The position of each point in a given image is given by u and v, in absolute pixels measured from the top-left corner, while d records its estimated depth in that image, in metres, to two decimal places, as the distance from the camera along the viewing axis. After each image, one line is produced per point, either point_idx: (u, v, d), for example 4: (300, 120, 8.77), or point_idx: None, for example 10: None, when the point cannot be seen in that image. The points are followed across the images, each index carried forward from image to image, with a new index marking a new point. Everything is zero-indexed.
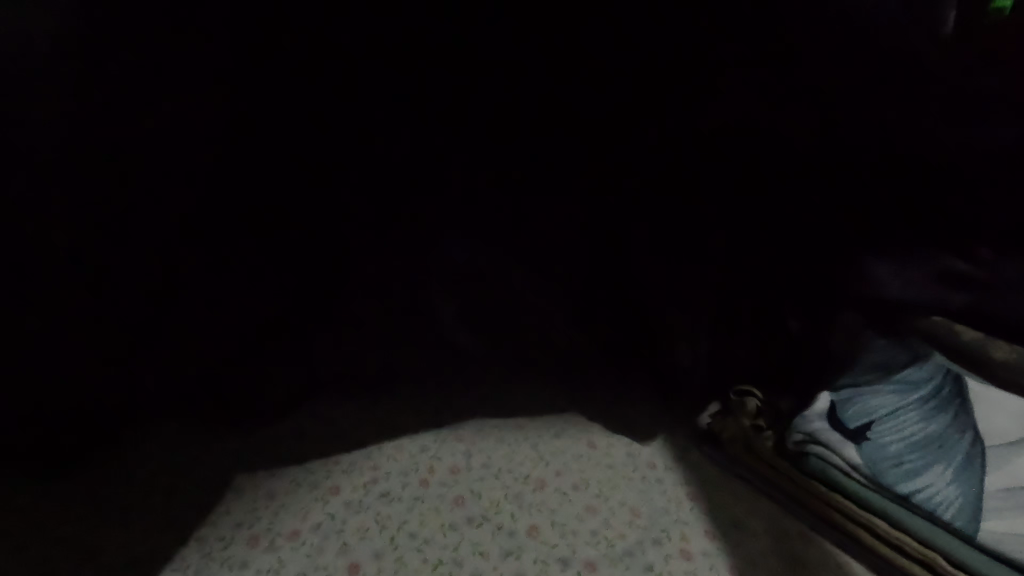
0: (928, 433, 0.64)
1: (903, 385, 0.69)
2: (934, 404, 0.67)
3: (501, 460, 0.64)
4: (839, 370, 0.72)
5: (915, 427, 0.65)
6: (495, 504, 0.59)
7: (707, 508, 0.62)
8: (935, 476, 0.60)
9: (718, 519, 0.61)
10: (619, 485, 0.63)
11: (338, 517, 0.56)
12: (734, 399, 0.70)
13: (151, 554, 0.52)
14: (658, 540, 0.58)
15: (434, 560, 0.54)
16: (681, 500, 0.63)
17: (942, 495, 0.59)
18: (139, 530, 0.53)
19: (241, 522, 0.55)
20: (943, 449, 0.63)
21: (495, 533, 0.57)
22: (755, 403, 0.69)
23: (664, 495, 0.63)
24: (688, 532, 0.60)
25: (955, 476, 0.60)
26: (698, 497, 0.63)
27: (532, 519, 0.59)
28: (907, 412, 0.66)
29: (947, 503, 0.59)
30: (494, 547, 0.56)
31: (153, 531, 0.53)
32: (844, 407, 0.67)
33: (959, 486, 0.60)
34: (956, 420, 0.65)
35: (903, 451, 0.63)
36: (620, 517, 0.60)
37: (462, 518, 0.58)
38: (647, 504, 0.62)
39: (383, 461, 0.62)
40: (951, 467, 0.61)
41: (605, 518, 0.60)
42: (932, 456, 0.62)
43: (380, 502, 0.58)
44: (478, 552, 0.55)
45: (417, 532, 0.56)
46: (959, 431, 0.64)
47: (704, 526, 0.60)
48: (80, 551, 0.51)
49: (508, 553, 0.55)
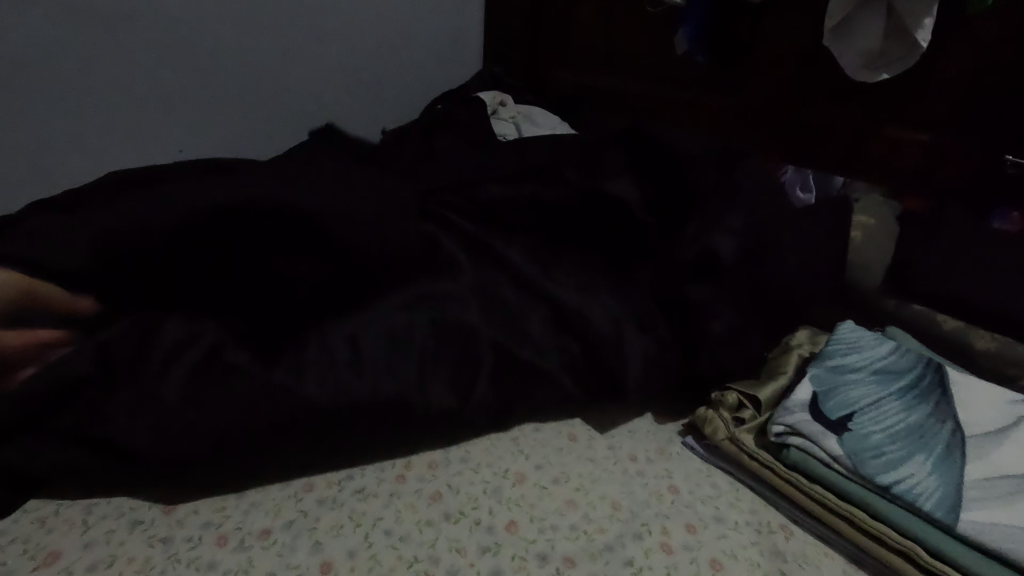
0: (910, 423, 0.64)
1: (884, 374, 0.69)
2: (915, 394, 0.67)
3: (481, 459, 0.63)
4: (820, 359, 0.71)
5: (896, 418, 0.64)
6: (473, 501, 0.58)
7: (689, 501, 0.62)
8: (917, 466, 0.60)
9: (699, 513, 0.61)
10: (600, 479, 0.63)
11: (311, 518, 0.55)
12: (715, 394, 0.70)
13: (115, 558, 0.50)
14: (638, 535, 0.58)
15: (410, 558, 0.52)
16: (663, 493, 0.62)
17: (924, 484, 0.59)
18: (106, 537, 0.51)
19: (208, 525, 0.53)
20: (924, 439, 0.62)
21: (473, 529, 0.56)
22: (737, 394, 0.69)
23: (646, 488, 0.63)
24: (669, 525, 0.59)
25: (937, 466, 0.60)
26: (680, 489, 0.63)
27: (511, 515, 0.57)
28: (888, 402, 0.66)
29: (929, 492, 0.58)
30: (472, 544, 0.54)
31: (119, 533, 0.51)
32: (826, 397, 0.66)
33: (940, 476, 0.59)
34: (937, 409, 0.65)
35: (884, 442, 0.62)
36: (600, 511, 0.59)
37: (440, 515, 0.57)
38: (628, 497, 0.61)
39: (358, 465, 0.60)
40: (932, 458, 0.61)
41: (586, 513, 0.59)
42: (914, 447, 0.62)
43: (355, 499, 0.57)
44: (455, 548, 0.54)
45: (393, 530, 0.55)
46: (940, 421, 0.64)
47: (685, 520, 0.60)
48: (39, 555, 0.49)
49: (486, 549, 0.54)
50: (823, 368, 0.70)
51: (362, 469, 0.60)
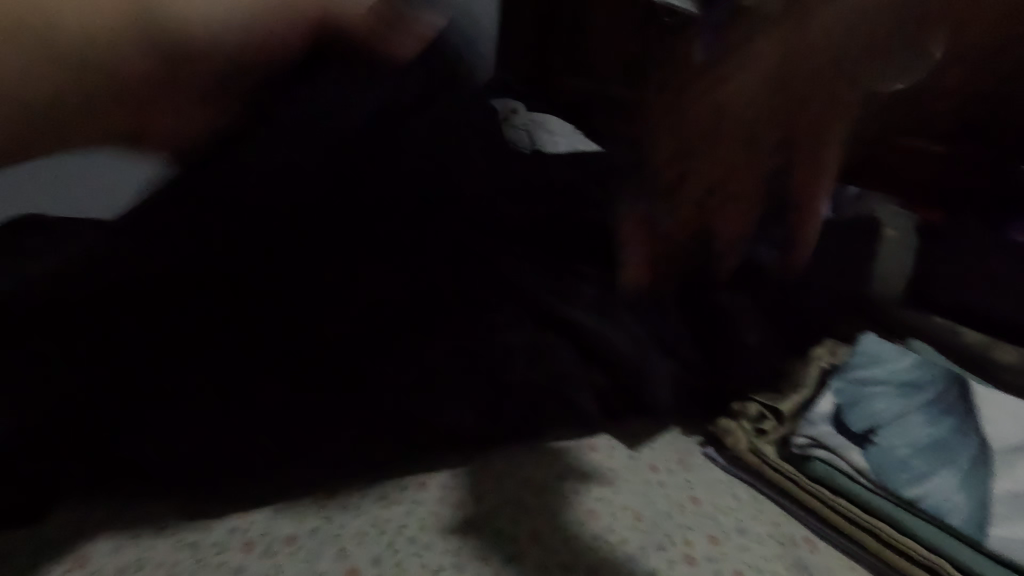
0: (935, 436, 0.64)
1: (908, 386, 0.68)
2: (940, 407, 0.66)
3: (502, 467, 0.63)
4: (842, 371, 0.71)
5: (921, 431, 0.64)
6: (496, 509, 0.59)
7: (711, 512, 0.62)
8: (943, 481, 0.60)
9: (721, 524, 0.61)
10: (621, 489, 0.63)
11: (336, 523, 0.55)
12: (735, 405, 0.70)
13: (145, 561, 0.50)
14: (660, 545, 0.57)
15: (434, 566, 0.53)
16: (684, 504, 0.62)
17: (951, 499, 0.58)
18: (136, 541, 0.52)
19: (235, 530, 0.53)
20: (950, 453, 0.62)
21: (496, 537, 0.56)
22: (757, 406, 0.69)
23: (667, 499, 0.62)
24: (692, 536, 0.59)
25: (963, 481, 0.60)
26: (701, 500, 0.63)
27: (533, 524, 0.58)
28: (912, 415, 0.66)
29: (956, 507, 0.58)
30: (496, 552, 0.55)
31: (145, 538, 0.52)
32: (849, 410, 0.66)
33: (966, 491, 0.59)
34: (962, 422, 0.65)
35: (909, 455, 0.62)
36: (623, 521, 0.59)
37: (462, 523, 0.57)
38: (649, 507, 0.61)
39: (382, 470, 0.61)
40: (958, 472, 0.60)
41: (609, 522, 0.59)
42: (939, 460, 0.62)
43: (378, 506, 0.57)
44: (478, 557, 0.54)
45: (419, 537, 0.55)
46: (966, 434, 0.64)
47: (708, 531, 0.60)
48: (72, 557, 0.50)
49: (511, 557, 0.54)
50: (845, 380, 0.69)
51: (384, 476, 0.61)
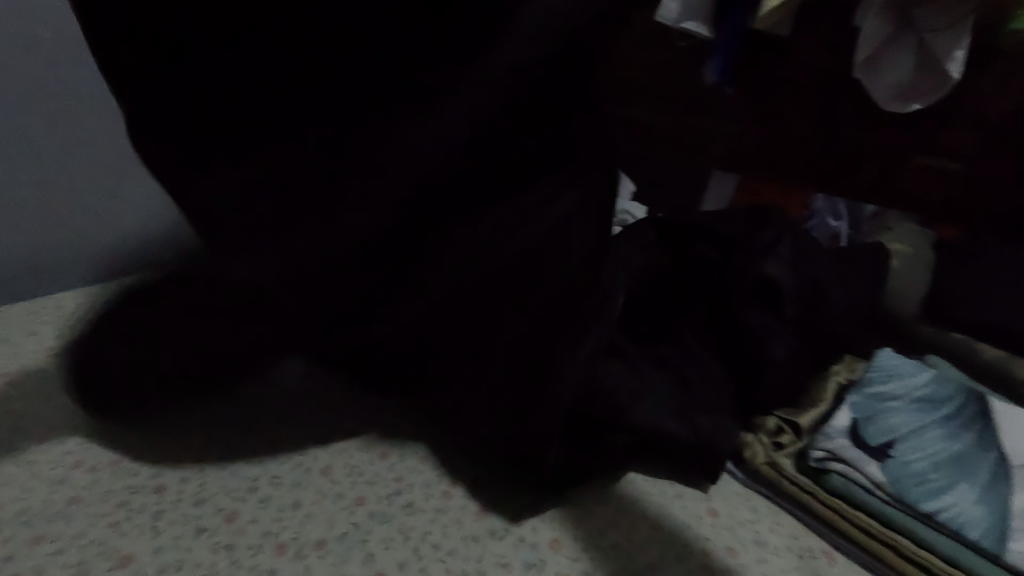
0: (953, 452, 0.65)
1: (924, 403, 0.70)
2: (959, 423, 0.67)
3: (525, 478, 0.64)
4: (859, 387, 0.72)
5: (939, 445, 0.65)
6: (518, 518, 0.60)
7: (729, 524, 0.62)
8: (962, 495, 0.61)
9: (739, 535, 0.61)
10: (639, 500, 0.64)
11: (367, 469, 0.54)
12: (754, 419, 0.72)
13: (182, 562, 0.51)
14: (680, 555, 0.59)
15: (458, 571, 0.54)
16: (702, 514, 0.63)
17: (968, 513, 0.60)
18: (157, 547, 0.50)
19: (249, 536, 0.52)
20: (969, 469, 0.63)
21: (518, 545, 0.57)
22: (774, 419, 0.71)
23: (686, 510, 0.63)
24: (710, 546, 0.60)
25: (981, 495, 0.61)
26: (719, 512, 0.64)
27: (554, 532, 0.59)
28: (931, 430, 0.67)
29: (973, 522, 0.59)
30: (518, 559, 0.56)
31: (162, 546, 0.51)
32: (867, 425, 0.67)
33: (983, 505, 0.60)
34: (982, 437, 0.66)
35: (927, 469, 0.63)
36: (640, 531, 0.60)
37: (485, 530, 0.58)
38: (668, 518, 0.62)
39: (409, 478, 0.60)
40: (976, 486, 0.62)
41: (626, 533, 0.60)
42: (958, 475, 0.63)
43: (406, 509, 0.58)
44: (501, 564, 0.55)
45: (446, 542, 0.56)
46: (986, 448, 0.65)
47: (725, 542, 0.61)
48: (114, 556, 0.50)
49: (531, 566, 0.56)
50: (862, 396, 0.71)
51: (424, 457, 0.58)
